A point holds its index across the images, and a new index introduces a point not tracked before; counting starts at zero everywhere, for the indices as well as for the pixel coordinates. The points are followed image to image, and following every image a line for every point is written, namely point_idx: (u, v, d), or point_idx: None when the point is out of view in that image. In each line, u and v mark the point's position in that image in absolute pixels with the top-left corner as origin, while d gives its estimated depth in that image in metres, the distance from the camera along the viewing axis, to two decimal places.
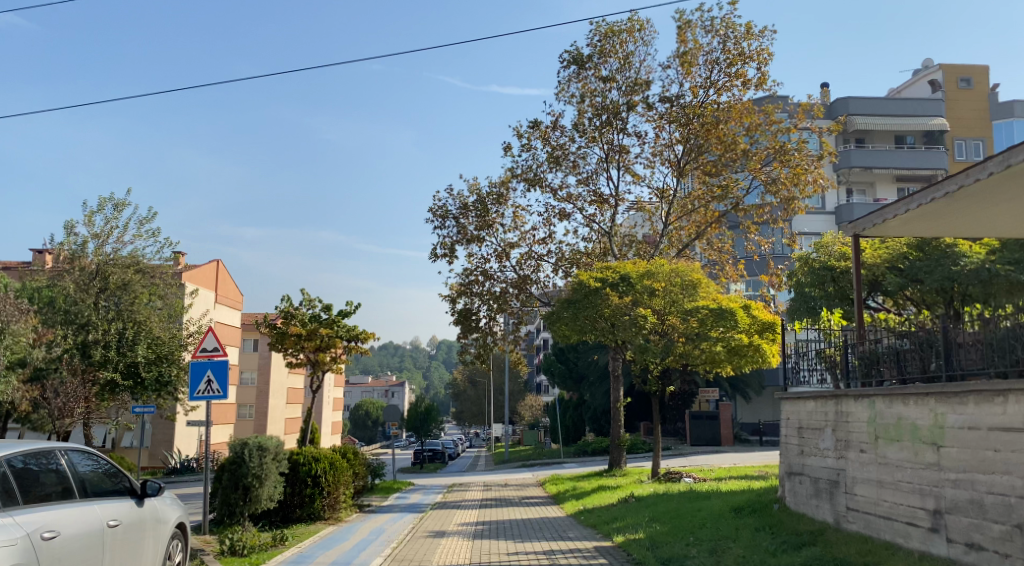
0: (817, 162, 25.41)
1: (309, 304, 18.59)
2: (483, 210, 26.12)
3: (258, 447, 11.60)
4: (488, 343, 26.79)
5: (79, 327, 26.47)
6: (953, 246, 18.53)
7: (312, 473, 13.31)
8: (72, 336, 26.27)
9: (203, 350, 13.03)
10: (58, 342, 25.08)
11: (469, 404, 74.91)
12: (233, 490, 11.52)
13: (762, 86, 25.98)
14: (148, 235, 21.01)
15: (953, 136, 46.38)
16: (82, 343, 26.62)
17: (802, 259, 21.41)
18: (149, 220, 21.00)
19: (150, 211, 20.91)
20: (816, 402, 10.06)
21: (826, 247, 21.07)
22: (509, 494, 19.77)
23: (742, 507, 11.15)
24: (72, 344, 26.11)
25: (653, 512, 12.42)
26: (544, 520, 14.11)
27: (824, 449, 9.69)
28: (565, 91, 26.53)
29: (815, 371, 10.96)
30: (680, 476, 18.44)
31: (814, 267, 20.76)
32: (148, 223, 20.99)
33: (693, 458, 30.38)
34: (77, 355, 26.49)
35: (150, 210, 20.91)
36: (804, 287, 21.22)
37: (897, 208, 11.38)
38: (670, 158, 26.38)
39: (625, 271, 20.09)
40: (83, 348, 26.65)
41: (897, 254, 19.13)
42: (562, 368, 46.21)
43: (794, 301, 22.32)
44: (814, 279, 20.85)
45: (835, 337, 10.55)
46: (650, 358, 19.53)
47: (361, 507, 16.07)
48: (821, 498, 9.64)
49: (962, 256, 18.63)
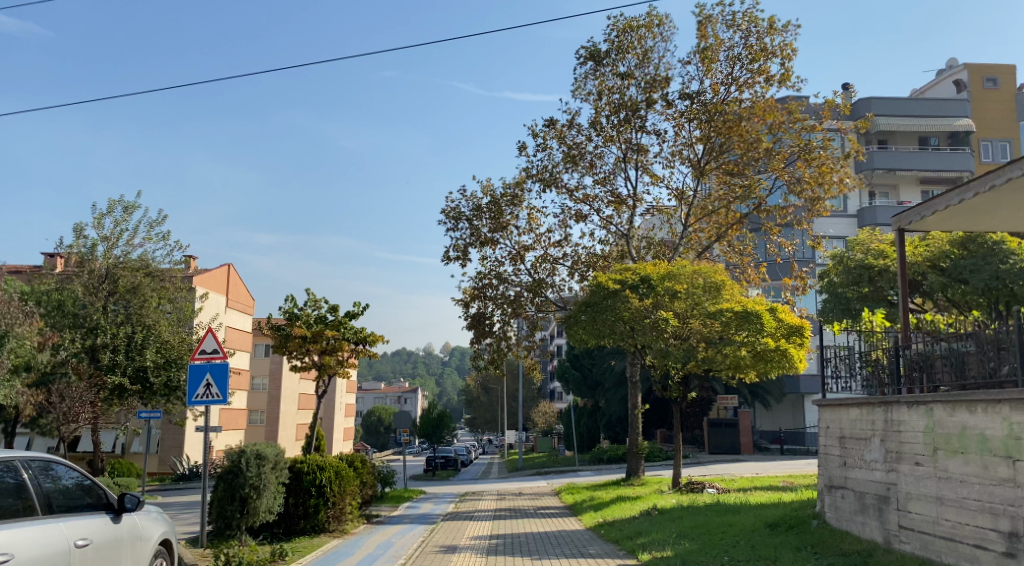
0: (843, 161, 24.56)
1: (315, 304, 17.93)
2: (497, 212, 25.39)
3: (257, 456, 10.87)
4: (502, 348, 26.02)
5: (87, 331, 26.23)
6: (1000, 244, 17.79)
7: (317, 482, 12.56)
8: (79, 340, 26.07)
9: (202, 352, 12.29)
10: (64, 345, 25.66)
11: (482, 411, 74.10)
12: (229, 501, 10.77)
13: (786, 82, 25.18)
14: (159, 239, 22.72)
15: (978, 138, 45.42)
16: (91, 348, 26.35)
17: (838, 259, 20.76)
18: (160, 224, 22.69)
19: (160, 215, 22.62)
20: (859, 409, 9.24)
21: (862, 246, 20.42)
22: (524, 505, 18.96)
23: (777, 523, 10.34)
24: (80, 349, 26.01)
25: (680, 527, 11.59)
26: (563, 534, 13.28)
27: (871, 461, 8.87)
28: (581, 88, 25.80)
29: (856, 377, 10.12)
30: (704, 487, 17.57)
31: (850, 266, 20.08)
32: (158, 227, 22.68)
33: (713, 467, 29.49)
34: (85, 359, 26.23)
35: (160, 213, 22.59)
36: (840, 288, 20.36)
37: (949, 198, 10.43)
38: (689, 157, 25.61)
39: (645, 272, 19.25)
40: (91, 353, 26.37)
41: (939, 253, 18.11)
42: (577, 375, 45.50)
43: (827, 303, 21.40)
44: (850, 278, 20.13)
45: (879, 340, 9.73)
46: (672, 363, 18.75)
47: (369, 518, 15.31)
48: (867, 516, 8.84)
49: (1011, 253, 17.82)
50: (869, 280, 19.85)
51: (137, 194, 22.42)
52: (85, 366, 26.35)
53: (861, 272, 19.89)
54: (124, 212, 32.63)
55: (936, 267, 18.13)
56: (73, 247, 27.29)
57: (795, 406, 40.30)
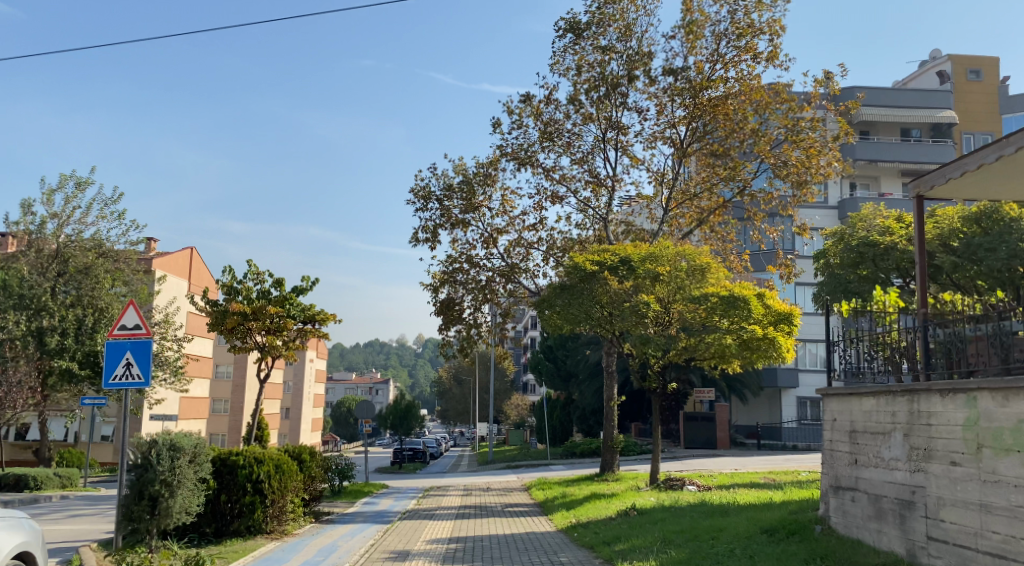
0: (832, 143, 23.23)
1: (259, 278, 16.54)
2: (469, 191, 23.94)
3: (171, 447, 9.60)
4: (473, 336, 24.60)
5: (34, 313, 24.51)
6: (1017, 219, 17.29)
7: (253, 478, 11.21)
8: (25, 322, 24.25)
9: (122, 328, 10.84)
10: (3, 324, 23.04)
11: (454, 403, 72.72)
12: (136, 501, 9.40)
13: (775, 60, 23.99)
14: (115, 217, 25.29)
15: (961, 130, 44.27)
16: (37, 330, 24.51)
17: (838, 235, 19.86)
18: (115, 200, 25.22)
19: (114, 194, 25.15)
20: (875, 399, 8.04)
21: (865, 222, 19.58)
22: (489, 501, 17.58)
23: (775, 528, 9.05)
24: (25, 331, 24.12)
25: (664, 531, 10.24)
26: (530, 537, 11.88)
27: (889, 459, 7.72)
28: (560, 63, 24.41)
29: (867, 363, 8.87)
30: (683, 484, 16.34)
31: (852, 243, 18.91)
32: (114, 202, 25.21)
33: (689, 462, 28.28)
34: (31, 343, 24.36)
35: (114, 194, 25.15)
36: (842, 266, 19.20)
37: (984, 154, 8.91)
38: (672, 138, 24.31)
39: (626, 253, 17.95)
40: (38, 336, 24.54)
41: (950, 230, 17.77)
42: (550, 366, 44.34)
43: (826, 280, 20.60)
44: (849, 258, 19.02)
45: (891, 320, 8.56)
46: (651, 351, 17.48)
47: (316, 518, 13.85)
48: (884, 522, 7.72)
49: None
50: (871, 260, 18.67)
51: (91, 172, 24.84)
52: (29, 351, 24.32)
53: (863, 251, 18.74)
54: (74, 189, 31.02)
55: (946, 248, 17.74)
56: (21, 226, 25.96)
57: (772, 400, 38.84)
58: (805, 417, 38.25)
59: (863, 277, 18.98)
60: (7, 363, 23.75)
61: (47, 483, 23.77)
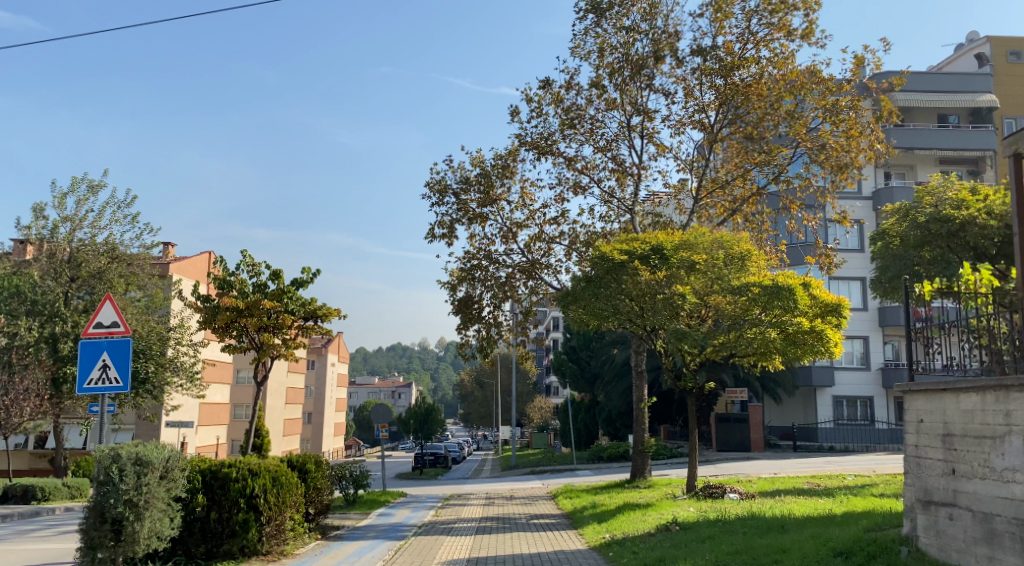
0: (875, 125, 21.57)
1: (254, 271, 15.32)
2: (487, 184, 22.61)
3: (138, 462, 8.80)
4: (493, 337, 23.21)
5: (47, 319, 23.44)
6: None
7: (246, 492, 10.10)
8: (37, 329, 23.14)
9: (97, 326, 9.68)
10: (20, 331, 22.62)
11: (476, 406, 71.22)
12: (98, 524, 8.63)
13: (809, 37, 22.54)
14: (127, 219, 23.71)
15: (1001, 115, 42.44)
16: (51, 337, 23.44)
17: (903, 212, 18.60)
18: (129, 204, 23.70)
19: (127, 196, 23.67)
20: (982, 399, 6.96)
21: (932, 199, 18.23)
22: (513, 511, 16.27)
23: (850, 555, 7.72)
24: (37, 338, 22.93)
25: (716, 551, 8.92)
26: (560, 558, 10.55)
27: (1005, 471, 6.68)
28: (580, 47, 23.06)
29: (963, 355, 7.67)
30: (723, 491, 14.94)
31: (919, 221, 17.80)
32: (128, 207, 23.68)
33: (724, 466, 26.79)
34: (43, 351, 23.26)
35: (127, 195, 23.67)
36: (911, 248, 17.93)
37: None
38: (702, 122, 22.89)
39: (657, 241, 16.55)
40: (52, 342, 23.43)
41: None
42: (573, 368, 42.92)
43: (879, 268, 19.30)
44: (917, 237, 17.87)
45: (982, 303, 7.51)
46: (688, 347, 15.94)
47: (323, 534, 12.59)
48: (1002, 546, 6.68)
49: None
50: (943, 238, 17.50)
51: (104, 174, 23.45)
52: (43, 360, 23.44)
53: (932, 228, 17.62)
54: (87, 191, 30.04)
55: None
56: (33, 230, 24.95)
57: (807, 400, 37.12)
58: (841, 417, 36.44)
59: (930, 259, 17.70)
60: (19, 370, 22.54)
61: (56, 494, 22.63)
